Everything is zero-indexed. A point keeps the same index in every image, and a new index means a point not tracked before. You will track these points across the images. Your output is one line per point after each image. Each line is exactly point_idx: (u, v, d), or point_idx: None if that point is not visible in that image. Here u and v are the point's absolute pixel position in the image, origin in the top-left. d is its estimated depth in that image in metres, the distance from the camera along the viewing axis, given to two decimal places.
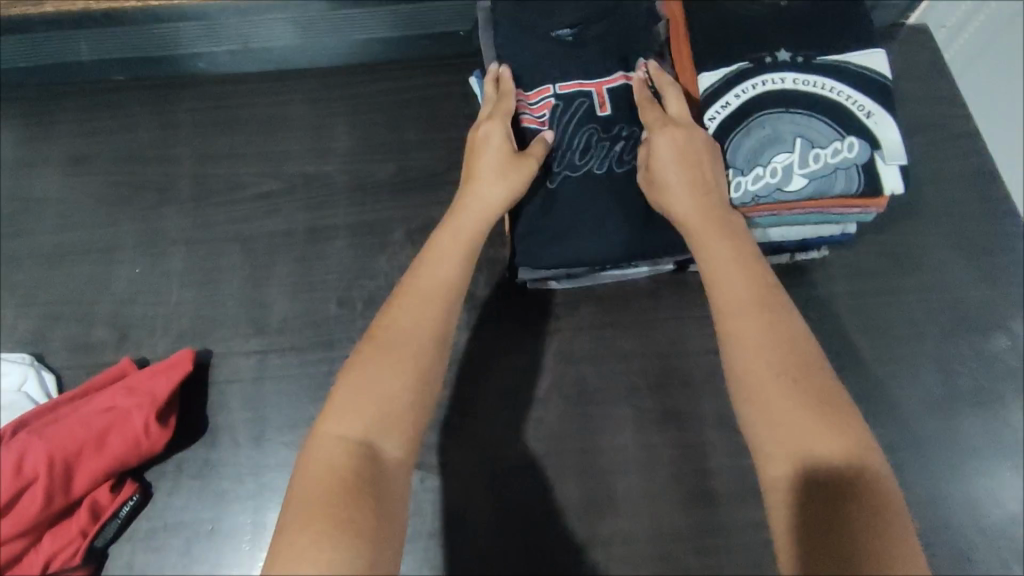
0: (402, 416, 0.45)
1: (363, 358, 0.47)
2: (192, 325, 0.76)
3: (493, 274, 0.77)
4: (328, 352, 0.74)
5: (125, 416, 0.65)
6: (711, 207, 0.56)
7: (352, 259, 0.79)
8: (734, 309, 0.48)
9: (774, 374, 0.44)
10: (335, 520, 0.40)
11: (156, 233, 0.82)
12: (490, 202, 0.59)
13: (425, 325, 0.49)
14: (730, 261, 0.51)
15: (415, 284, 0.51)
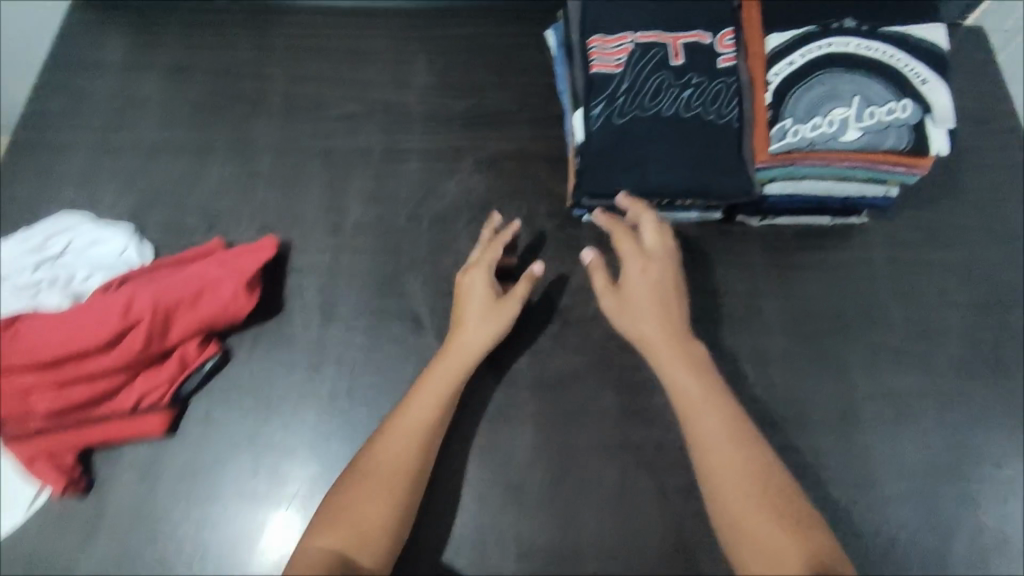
0: (370, 532, 0.59)
1: (352, 482, 0.62)
2: (274, 222, 0.82)
3: (553, 206, 0.85)
4: (397, 257, 0.81)
5: (216, 284, 0.72)
6: (671, 331, 0.68)
7: (424, 179, 0.85)
8: (713, 443, 0.61)
9: (740, 487, 0.59)
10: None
11: (247, 140, 0.87)
12: (467, 352, 0.69)
13: (403, 465, 0.63)
14: (705, 400, 0.64)
15: (394, 431, 0.65)
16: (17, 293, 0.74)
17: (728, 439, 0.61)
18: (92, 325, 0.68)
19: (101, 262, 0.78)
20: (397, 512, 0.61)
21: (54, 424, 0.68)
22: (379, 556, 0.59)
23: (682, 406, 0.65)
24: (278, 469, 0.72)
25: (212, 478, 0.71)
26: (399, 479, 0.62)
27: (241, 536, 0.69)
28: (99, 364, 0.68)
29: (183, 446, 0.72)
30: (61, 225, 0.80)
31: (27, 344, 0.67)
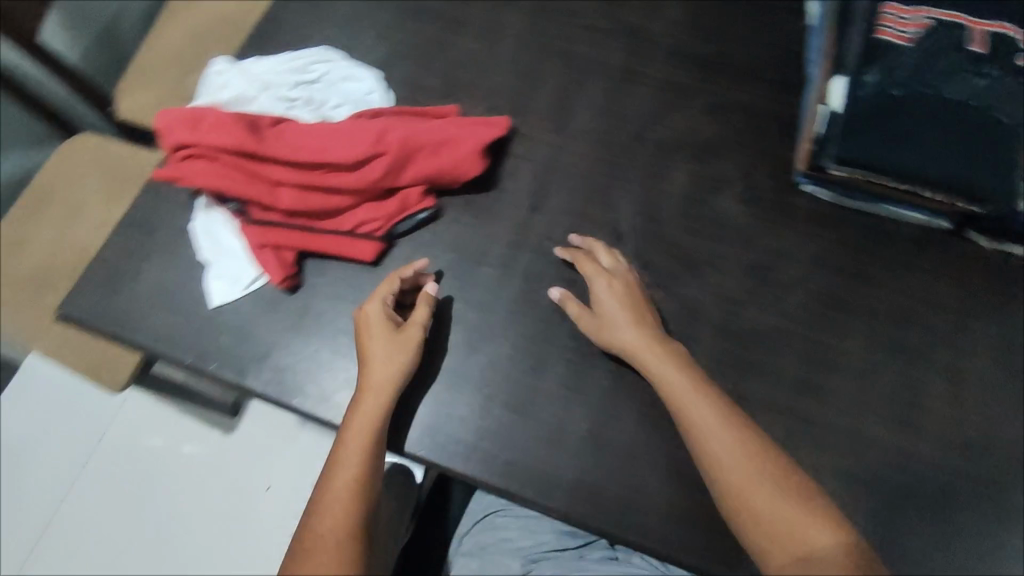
0: (346, 541, 0.60)
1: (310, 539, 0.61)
2: (505, 107, 0.86)
3: (777, 167, 0.83)
4: (612, 170, 0.82)
5: (453, 144, 0.75)
6: (653, 349, 0.68)
7: (654, 107, 0.86)
8: (705, 425, 0.63)
9: (736, 447, 0.61)
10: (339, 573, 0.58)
11: (496, 25, 0.91)
12: (383, 380, 0.67)
13: (367, 449, 0.65)
14: (690, 385, 0.65)
15: (365, 413, 0.66)
16: (279, 103, 0.83)
17: (749, 464, 0.61)
18: (343, 144, 0.73)
19: (349, 97, 0.85)
20: (365, 515, 0.62)
21: (281, 219, 0.74)
22: (359, 521, 0.61)
23: (687, 418, 0.64)
24: (460, 326, 0.74)
25: (401, 315, 0.74)
26: (373, 452, 0.65)
27: (414, 375, 0.72)
28: (340, 180, 0.73)
29: (382, 278, 0.76)
30: (323, 55, 0.87)
31: (284, 142, 0.73)
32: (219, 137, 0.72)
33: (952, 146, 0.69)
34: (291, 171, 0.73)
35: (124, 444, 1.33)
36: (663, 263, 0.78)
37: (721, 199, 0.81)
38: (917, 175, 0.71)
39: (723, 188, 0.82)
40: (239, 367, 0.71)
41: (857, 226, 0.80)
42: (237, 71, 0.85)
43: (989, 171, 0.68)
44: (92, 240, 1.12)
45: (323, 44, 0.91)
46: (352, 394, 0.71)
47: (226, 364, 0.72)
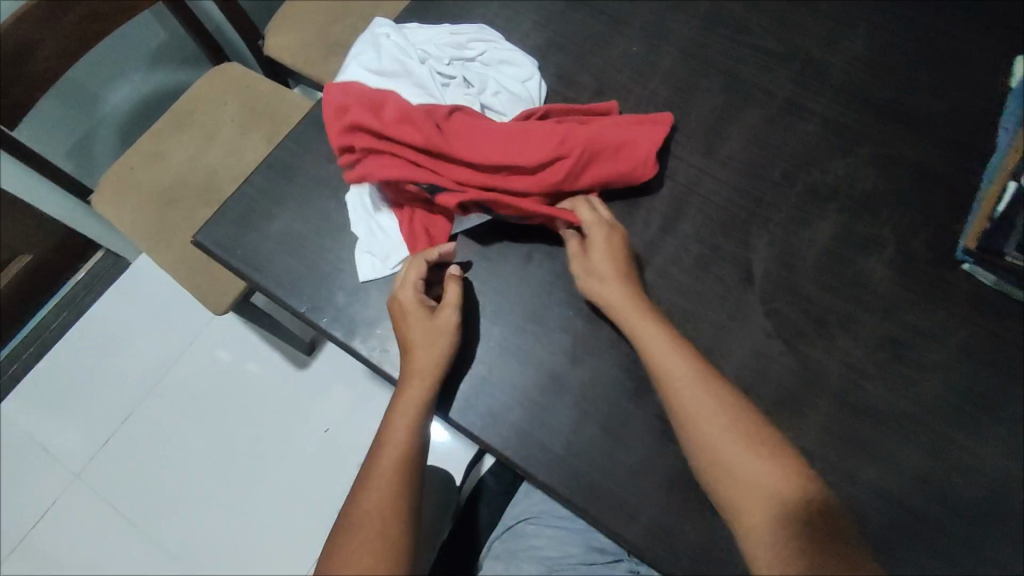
0: (381, 524, 0.62)
1: (346, 524, 0.63)
2: (655, 118, 0.83)
3: (938, 238, 0.76)
4: (756, 206, 0.78)
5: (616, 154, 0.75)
6: (710, 386, 0.64)
7: (814, 146, 0.80)
8: (716, 445, 0.61)
9: (750, 468, 0.60)
10: (381, 557, 0.60)
11: (661, 31, 0.87)
12: (424, 366, 0.68)
13: (410, 441, 0.67)
14: (707, 400, 0.63)
15: (407, 400, 0.67)
16: (436, 77, 0.83)
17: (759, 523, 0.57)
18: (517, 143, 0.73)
19: (507, 87, 0.84)
20: (399, 492, 0.64)
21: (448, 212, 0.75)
22: (398, 507, 0.63)
23: (711, 445, 0.61)
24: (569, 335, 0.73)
25: (511, 313, 0.74)
26: (415, 442, 0.67)
27: (514, 375, 0.72)
28: (529, 181, 0.73)
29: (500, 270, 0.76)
30: (486, 36, 0.86)
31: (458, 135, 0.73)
32: (408, 134, 0.71)
33: None
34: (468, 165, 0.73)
35: (207, 357, 1.44)
36: (792, 315, 0.73)
37: (868, 260, 0.76)
38: None
39: (873, 249, 0.76)
40: (349, 328, 0.73)
41: (1019, 322, 0.72)
42: (400, 35, 0.85)
43: None
44: (220, 167, 1.18)
45: (482, 20, 0.90)
46: (453, 380, 0.72)
47: (337, 323, 0.73)
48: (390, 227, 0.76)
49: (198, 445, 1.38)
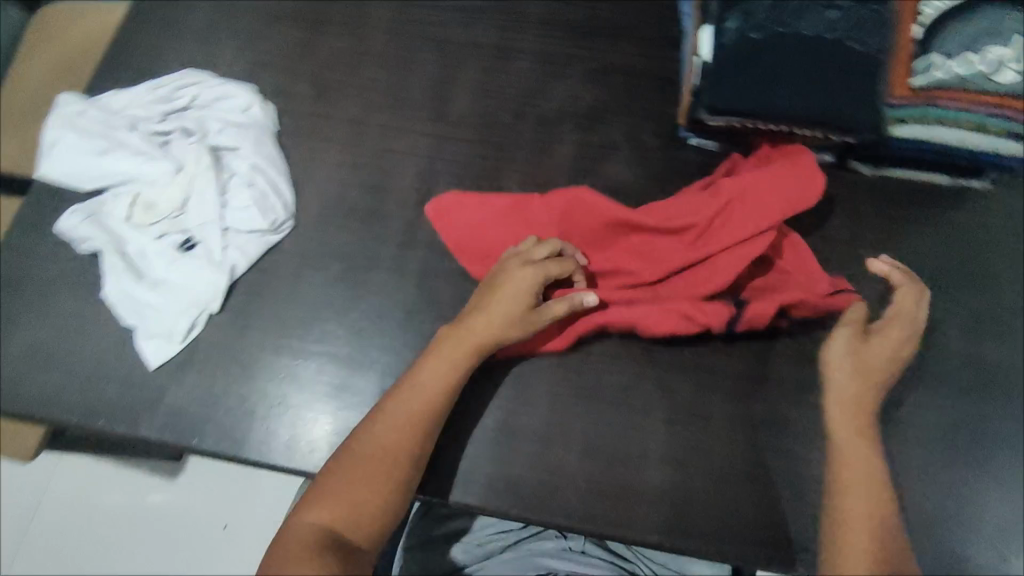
0: (360, 504, 0.57)
1: (325, 478, 0.59)
2: (381, 104, 0.83)
3: (659, 125, 0.82)
4: (498, 152, 0.81)
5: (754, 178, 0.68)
6: (864, 398, 0.64)
7: (532, 81, 0.84)
8: (861, 458, 0.61)
9: (871, 475, 0.61)
10: (346, 534, 0.55)
11: (362, 19, 0.87)
12: (471, 340, 0.65)
13: (433, 400, 0.63)
14: (860, 428, 0.63)
15: (434, 361, 0.65)
16: (151, 139, 0.76)
17: (857, 433, 0.63)
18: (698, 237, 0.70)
19: (231, 121, 0.78)
20: (393, 475, 0.59)
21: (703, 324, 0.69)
22: (397, 484, 0.59)
23: (846, 455, 0.62)
24: (362, 337, 0.72)
25: (299, 337, 0.72)
26: (441, 400, 0.63)
27: (319, 395, 0.70)
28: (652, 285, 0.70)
29: (273, 300, 0.74)
30: (188, 79, 0.80)
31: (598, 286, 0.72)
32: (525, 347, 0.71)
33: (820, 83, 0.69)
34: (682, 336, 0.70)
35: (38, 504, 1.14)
36: None
37: (608, 165, 0.81)
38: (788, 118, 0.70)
39: (612, 154, 0.81)
40: (133, 416, 0.69)
41: None
42: (98, 108, 0.78)
43: (855, 106, 0.69)
44: None
45: (181, 62, 0.86)
46: (259, 423, 0.69)
47: (117, 419, 0.69)
48: (141, 302, 0.71)
49: None
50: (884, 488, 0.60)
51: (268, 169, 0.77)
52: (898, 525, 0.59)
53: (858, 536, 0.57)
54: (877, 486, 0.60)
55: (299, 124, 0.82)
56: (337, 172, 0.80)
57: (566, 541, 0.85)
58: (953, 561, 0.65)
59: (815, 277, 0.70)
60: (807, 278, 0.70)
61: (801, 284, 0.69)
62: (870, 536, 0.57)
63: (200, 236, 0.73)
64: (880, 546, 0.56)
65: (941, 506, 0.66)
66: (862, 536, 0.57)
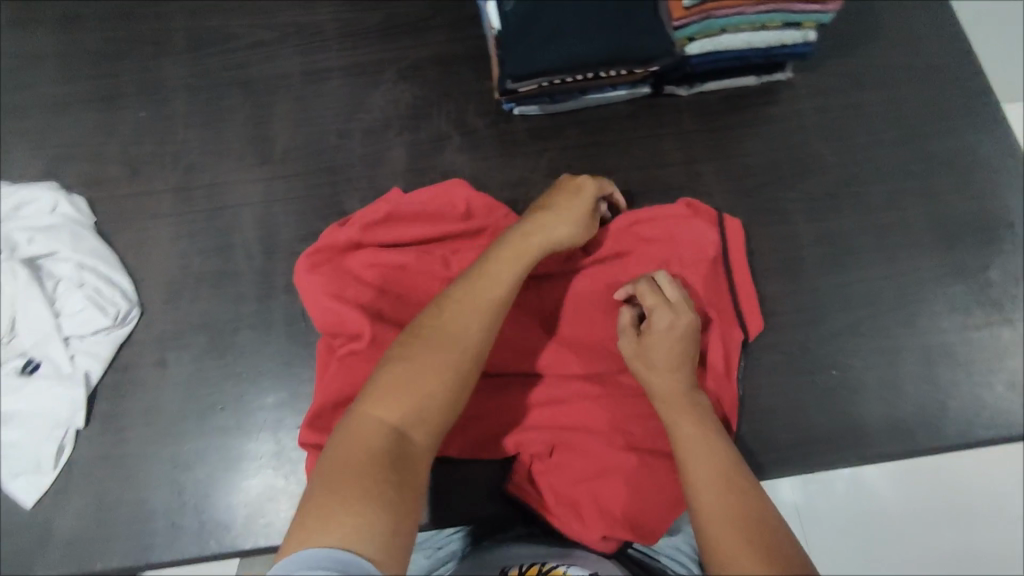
0: (425, 409, 0.48)
1: (393, 354, 0.50)
2: (201, 161, 0.80)
3: (484, 104, 0.83)
4: (333, 175, 0.79)
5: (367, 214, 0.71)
6: (677, 385, 0.61)
7: (348, 97, 0.83)
8: (697, 462, 0.54)
9: (718, 477, 0.53)
10: (383, 456, 0.44)
11: (156, 82, 0.83)
12: (525, 245, 0.59)
13: (491, 299, 0.54)
14: (698, 434, 0.57)
15: (494, 264, 0.57)
16: None
17: (670, 402, 0.60)
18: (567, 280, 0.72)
19: (38, 224, 0.73)
20: (441, 408, 0.49)
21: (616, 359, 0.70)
22: (432, 413, 0.48)
23: (683, 462, 0.55)
24: (245, 402, 0.69)
25: (178, 423, 0.69)
26: (478, 313, 0.53)
27: (218, 473, 0.67)
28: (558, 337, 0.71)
29: (142, 392, 0.70)
30: None
31: (591, 456, 0.65)
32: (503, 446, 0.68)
33: (606, 26, 0.71)
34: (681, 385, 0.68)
35: None
36: None
37: (445, 156, 0.80)
38: (588, 67, 0.72)
39: (444, 145, 0.81)
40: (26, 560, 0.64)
41: (573, 127, 0.82)
42: None
43: (640, 36, 0.72)
44: None
45: None
46: (164, 522, 0.65)
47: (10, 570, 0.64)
48: None
49: None
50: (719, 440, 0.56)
51: (96, 264, 0.73)
52: (764, 500, 0.51)
53: (715, 499, 0.51)
54: (718, 458, 0.54)
55: (120, 208, 0.78)
56: (172, 245, 0.76)
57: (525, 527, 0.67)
58: (851, 423, 0.69)
59: (698, 230, 0.72)
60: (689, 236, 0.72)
61: (695, 252, 0.72)
62: (722, 489, 0.52)
63: (39, 354, 0.68)
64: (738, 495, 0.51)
65: (827, 377, 0.71)
66: (721, 525, 0.49)
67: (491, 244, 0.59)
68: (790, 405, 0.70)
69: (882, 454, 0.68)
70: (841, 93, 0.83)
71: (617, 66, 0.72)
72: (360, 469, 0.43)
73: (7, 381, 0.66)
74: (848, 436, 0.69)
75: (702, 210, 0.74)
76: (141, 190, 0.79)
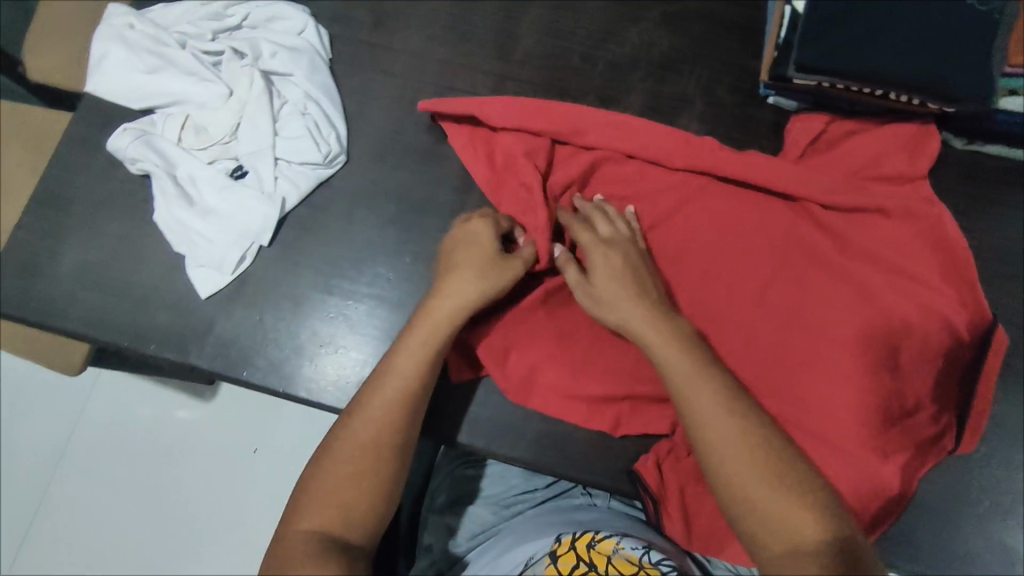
0: (354, 506, 0.52)
1: (307, 485, 0.54)
2: (444, 36, 0.78)
3: (740, 79, 0.77)
4: (564, 98, 0.76)
5: (600, 118, 0.71)
6: (638, 303, 0.61)
7: (606, 21, 0.78)
8: (710, 416, 0.55)
9: (740, 434, 0.54)
10: (318, 557, 0.49)
11: None
12: (440, 326, 0.60)
13: (401, 396, 0.57)
14: (709, 385, 0.56)
15: (412, 349, 0.59)
16: (203, 58, 0.73)
17: (653, 330, 0.59)
18: (786, 276, 0.68)
19: (282, 42, 0.74)
20: (374, 499, 0.53)
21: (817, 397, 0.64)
22: (357, 505, 0.53)
23: (696, 421, 0.55)
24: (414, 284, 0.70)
25: (348, 279, 0.70)
26: (398, 417, 0.56)
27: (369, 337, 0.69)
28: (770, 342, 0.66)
29: (326, 236, 0.71)
30: None
31: None
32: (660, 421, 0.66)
33: (924, 47, 0.64)
34: (858, 433, 0.63)
35: (101, 421, 1.13)
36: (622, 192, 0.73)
37: (681, 119, 0.76)
38: (885, 84, 0.65)
39: (685, 107, 0.76)
40: (182, 346, 0.68)
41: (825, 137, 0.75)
42: (146, 22, 0.74)
43: (961, 70, 0.64)
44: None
45: None
46: (308, 363, 0.68)
47: (168, 346, 0.68)
48: (190, 228, 0.69)
49: (96, 505, 1.10)
50: (718, 385, 0.57)
51: (321, 98, 0.74)
52: (779, 439, 0.55)
53: (740, 469, 0.53)
54: (729, 409, 0.55)
55: (356, 53, 0.78)
56: (392, 108, 0.76)
57: (592, 499, 0.79)
58: (995, 553, 0.66)
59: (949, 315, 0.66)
60: (937, 301, 0.66)
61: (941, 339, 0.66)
62: (740, 444, 0.54)
63: (250, 164, 0.71)
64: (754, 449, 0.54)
65: (989, 500, 0.67)
66: (758, 487, 0.52)
67: (401, 332, 0.61)
68: (943, 511, 0.67)
69: None
70: None
71: (916, 94, 0.65)
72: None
73: (218, 178, 0.70)
74: (993, 565, 0.65)
75: (970, 294, 0.68)
76: (381, 42, 0.78)
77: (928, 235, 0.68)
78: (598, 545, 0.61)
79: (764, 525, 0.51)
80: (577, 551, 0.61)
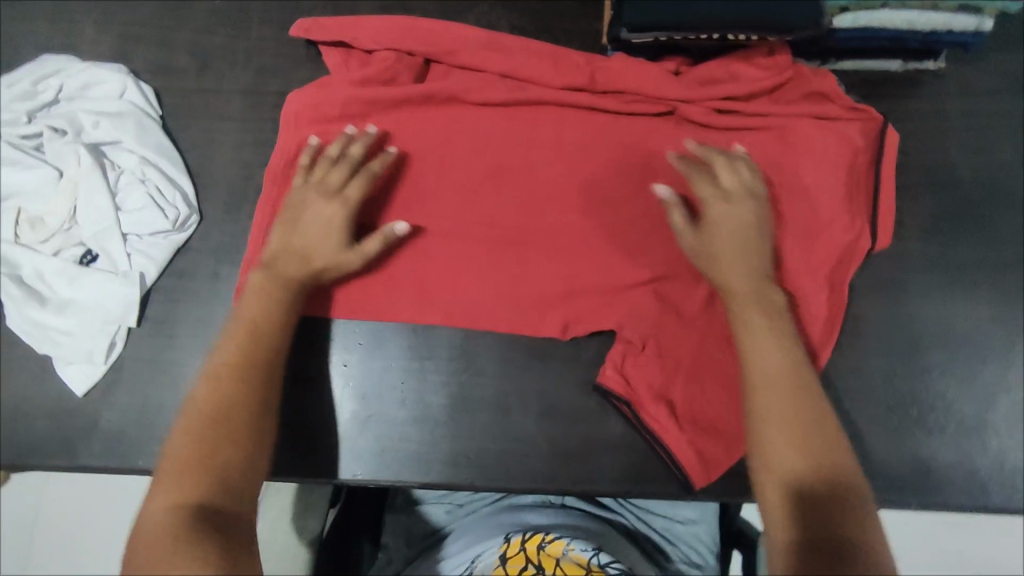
0: (224, 470, 0.51)
1: (167, 456, 0.52)
2: (276, 65, 0.74)
3: (586, 47, 0.75)
4: None
5: (441, 126, 0.70)
6: (738, 241, 0.61)
7: (439, 15, 0.75)
8: (763, 358, 0.56)
9: (794, 386, 0.54)
10: (178, 527, 0.46)
11: None
12: (280, 273, 0.62)
13: (249, 355, 0.58)
14: (771, 336, 0.57)
15: (254, 298, 0.61)
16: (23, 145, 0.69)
17: (741, 275, 0.60)
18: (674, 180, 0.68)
19: (104, 108, 0.70)
20: (245, 463, 0.52)
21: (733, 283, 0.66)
22: (219, 467, 0.51)
23: (750, 368, 0.56)
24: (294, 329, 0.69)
25: None
26: (249, 381, 0.56)
27: None
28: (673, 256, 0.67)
29: (193, 302, 0.69)
30: (51, 68, 0.71)
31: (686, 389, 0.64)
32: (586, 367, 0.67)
33: None
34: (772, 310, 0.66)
35: None
36: None
37: None
38: (716, 29, 0.64)
39: None
40: (68, 450, 0.65)
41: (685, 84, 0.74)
42: None
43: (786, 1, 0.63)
44: None
45: (43, 52, 0.75)
46: None
47: (55, 454, 0.65)
48: (48, 326, 0.66)
49: None
50: (794, 363, 0.56)
51: (159, 160, 0.70)
52: (826, 412, 0.54)
53: (773, 412, 0.53)
54: (789, 363, 0.56)
55: (186, 103, 0.73)
56: (237, 153, 0.72)
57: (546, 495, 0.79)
58: (920, 464, 0.66)
59: (838, 139, 0.68)
60: (822, 137, 0.68)
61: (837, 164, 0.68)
62: (789, 392, 0.54)
63: (98, 246, 0.67)
64: (821, 470, 0.50)
65: (905, 413, 0.67)
66: (792, 442, 0.51)
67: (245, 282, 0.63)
68: (861, 438, 0.67)
69: (944, 504, 0.65)
70: (995, 95, 0.73)
71: (748, 34, 0.64)
72: (165, 540, 0.45)
73: (66, 268, 0.66)
74: (917, 479, 0.66)
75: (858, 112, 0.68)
76: (211, 86, 0.74)
77: (801, 85, 0.69)
78: (549, 546, 0.64)
79: (784, 476, 0.50)
80: (526, 553, 0.64)
